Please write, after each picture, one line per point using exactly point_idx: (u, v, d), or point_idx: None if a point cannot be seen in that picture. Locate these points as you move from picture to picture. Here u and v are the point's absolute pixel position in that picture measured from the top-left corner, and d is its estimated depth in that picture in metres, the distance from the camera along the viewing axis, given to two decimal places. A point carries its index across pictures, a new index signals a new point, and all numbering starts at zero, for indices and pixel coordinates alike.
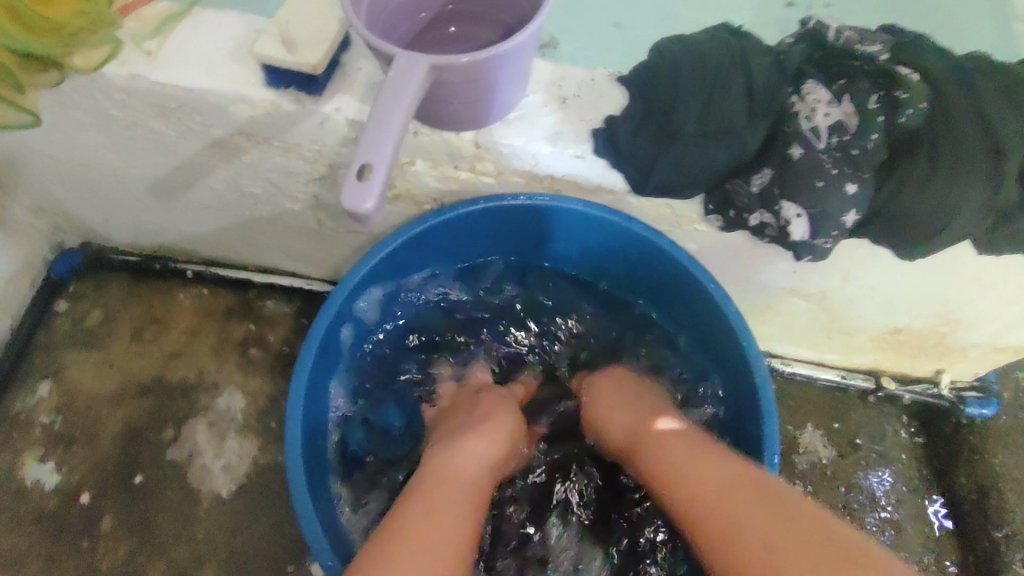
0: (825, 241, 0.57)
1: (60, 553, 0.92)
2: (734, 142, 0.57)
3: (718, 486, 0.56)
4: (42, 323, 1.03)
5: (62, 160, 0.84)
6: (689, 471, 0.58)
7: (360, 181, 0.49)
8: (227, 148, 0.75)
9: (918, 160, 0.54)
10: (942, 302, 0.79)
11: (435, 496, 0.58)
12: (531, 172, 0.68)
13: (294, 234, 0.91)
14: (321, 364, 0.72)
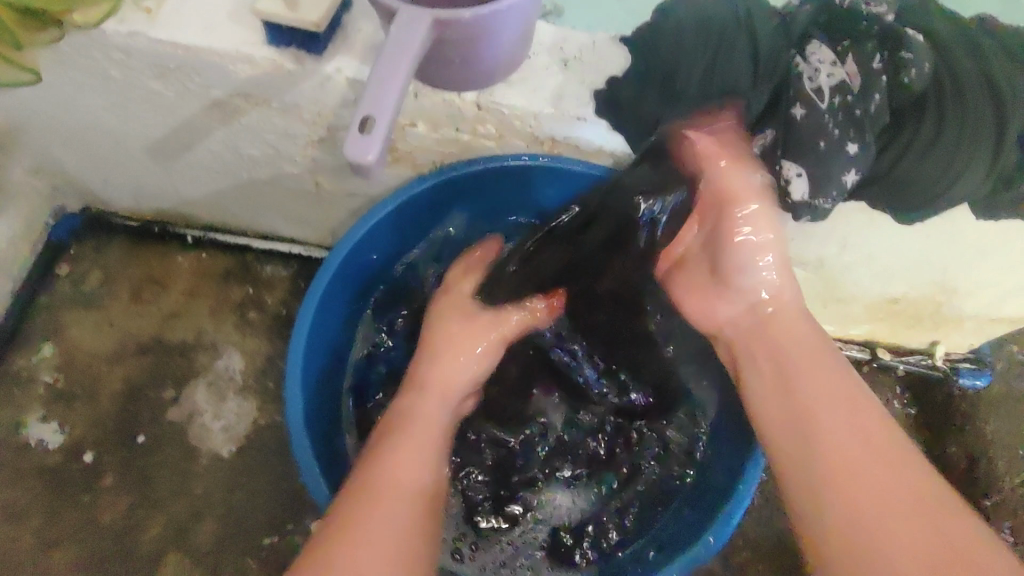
0: (825, 201, 0.56)
1: (63, 508, 0.93)
2: (738, 103, 0.58)
3: (829, 397, 0.56)
4: (42, 285, 1.04)
5: (59, 119, 0.84)
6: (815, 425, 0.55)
7: (362, 134, 0.49)
8: (227, 109, 0.75)
9: (925, 121, 0.54)
10: (939, 270, 0.79)
11: (374, 494, 0.55)
12: (533, 134, 0.69)
13: (294, 197, 0.91)
14: (324, 324, 0.73)
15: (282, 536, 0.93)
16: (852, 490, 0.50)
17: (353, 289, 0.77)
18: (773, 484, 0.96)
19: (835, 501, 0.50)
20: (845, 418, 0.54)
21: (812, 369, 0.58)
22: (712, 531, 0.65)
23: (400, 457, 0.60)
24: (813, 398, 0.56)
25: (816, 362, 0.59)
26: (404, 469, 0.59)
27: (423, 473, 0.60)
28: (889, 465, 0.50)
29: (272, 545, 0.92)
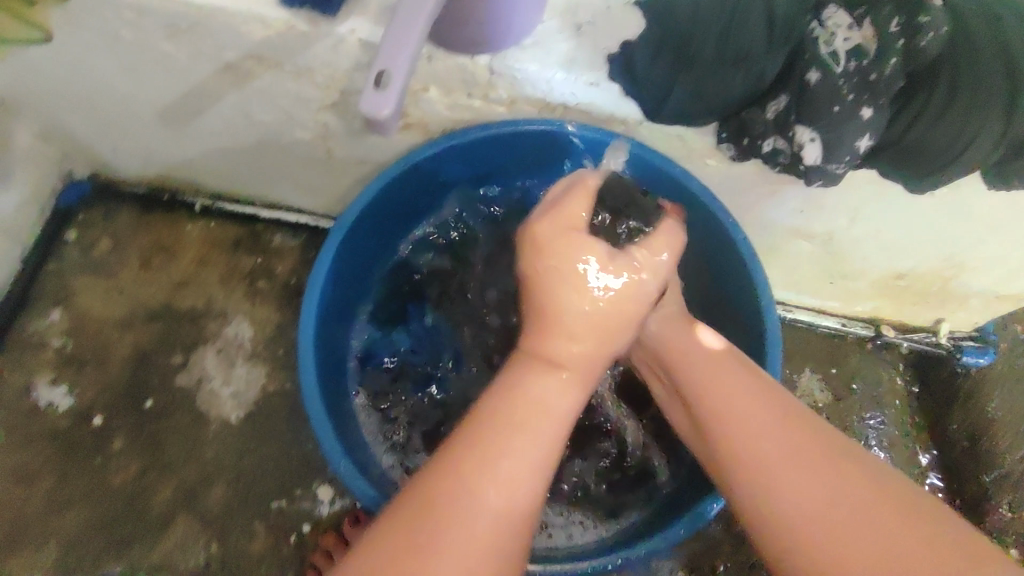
0: (837, 166, 0.58)
1: (75, 470, 0.95)
2: (751, 69, 0.57)
3: (739, 408, 0.55)
4: (52, 251, 1.04)
5: (70, 82, 0.83)
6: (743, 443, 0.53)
7: (378, 90, 0.49)
8: (239, 73, 0.75)
9: (937, 88, 0.54)
10: (948, 244, 0.79)
11: (447, 508, 0.46)
12: (544, 100, 0.69)
13: (304, 164, 0.91)
14: (335, 286, 0.74)
15: (290, 501, 0.94)
16: (784, 495, 0.49)
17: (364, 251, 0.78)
18: None
19: (771, 507, 0.49)
20: (767, 420, 0.54)
21: (719, 376, 0.59)
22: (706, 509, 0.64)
23: (509, 446, 0.49)
24: (728, 410, 0.56)
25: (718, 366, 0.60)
26: (512, 465, 0.48)
27: (539, 457, 0.50)
28: (813, 460, 0.50)
29: (281, 510, 0.94)
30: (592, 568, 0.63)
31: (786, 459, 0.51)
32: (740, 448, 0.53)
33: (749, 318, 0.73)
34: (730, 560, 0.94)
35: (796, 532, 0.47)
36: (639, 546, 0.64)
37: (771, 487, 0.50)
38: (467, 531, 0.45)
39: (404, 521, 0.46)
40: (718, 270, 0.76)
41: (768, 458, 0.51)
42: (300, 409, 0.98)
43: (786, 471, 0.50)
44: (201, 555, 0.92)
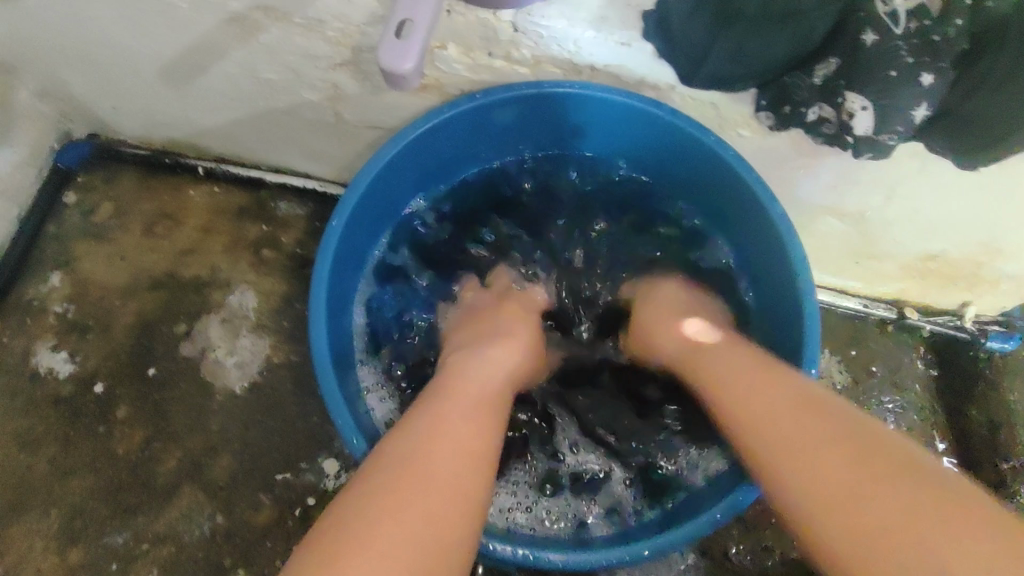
0: (889, 137, 0.55)
1: (77, 438, 0.93)
2: (801, 26, 0.51)
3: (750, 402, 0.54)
4: (51, 214, 1.01)
5: (66, 33, 0.78)
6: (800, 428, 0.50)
7: (398, 40, 0.46)
8: (246, 25, 0.69)
9: (1002, 56, 0.48)
10: (987, 225, 0.75)
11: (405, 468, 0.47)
12: (572, 61, 0.64)
13: (313, 128, 0.87)
14: (345, 255, 0.71)
15: (296, 474, 0.92)
16: (803, 474, 0.47)
17: (376, 217, 0.75)
18: None
19: (792, 496, 0.47)
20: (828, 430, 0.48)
21: (734, 377, 0.57)
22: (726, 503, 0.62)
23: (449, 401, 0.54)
24: (740, 400, 0.55)
25: (743, 360, 0.59)
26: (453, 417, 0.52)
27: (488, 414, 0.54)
28: (834, 445, 0.47)
29: (286, 483, 0.92)
30: (619, 560, 0.60)
31: (805, 435, 0.49)
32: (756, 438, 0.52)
33: (783, 298, 0.70)
34: (742, 543, 0.92)
35: (811, 514, 0.46)
36: (669, 534, 0.62)
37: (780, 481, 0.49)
38: (434, 473, 0.46)
39: (369, 474, 0.47)
40: (755, 243, 0.72)
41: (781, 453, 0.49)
42: (306, 381, 0.95)
43: (800, 449, 0.48)
44: (206, 526, 0.90)
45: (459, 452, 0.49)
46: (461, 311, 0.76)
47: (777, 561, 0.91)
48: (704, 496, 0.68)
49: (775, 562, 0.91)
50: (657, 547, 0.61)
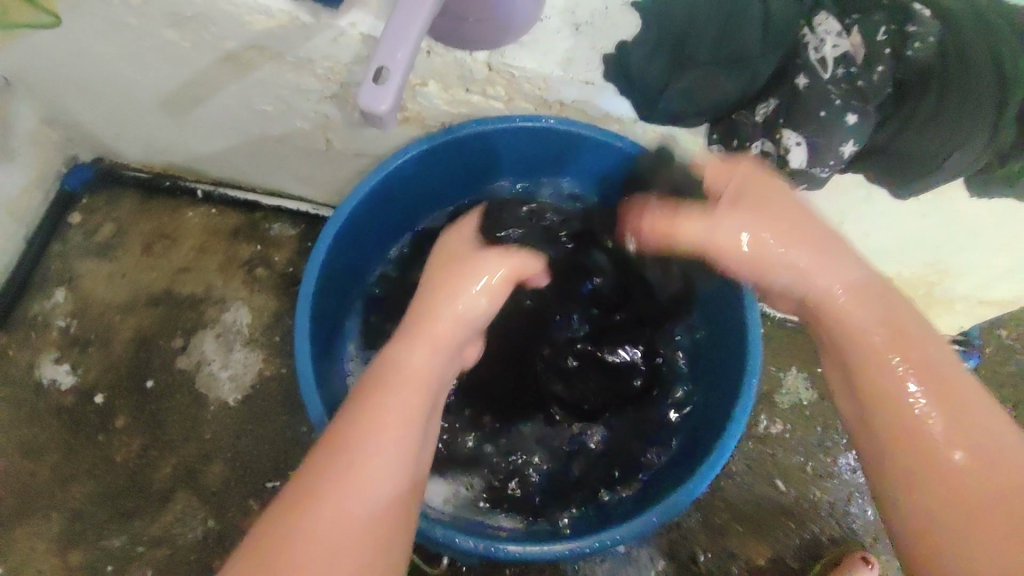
0: (821, 170, 0.59)
1: (77, 447, 0.97)
2: (745, 72, 0.58)
3: (931, 369, 0.50)
4: (56, 233, 1.06)
5: (76, 66, 0.84)
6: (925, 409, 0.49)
7: (376, 85, 0.51)
8: (241, 62, 0.74)
9: (925, 97, 0.55)
10: (935, 249, 0.80)
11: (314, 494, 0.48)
12: (542, 98, 0.70)
13: (303, 154, 0.92)
14: (329, 277, 0.76)
15: (284, 481, 0.96)
16: (985, 458, 0.47)
17: (360, 240, 0.81)
18: (756, 452, 0.99)
19: (914, 479, 0.48)
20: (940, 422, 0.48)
21: (928, 346, 0.51)
22: (656, 513, 0.63)
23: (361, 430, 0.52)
24: (860, 333, 0.53)
25: (933, 352, 0.51)
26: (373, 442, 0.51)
27: (412, 420, 0.54)
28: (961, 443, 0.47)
29: (276, 489, 0.96)
30: (572, 550, 0.62)
31: (943, 420, 0.48)
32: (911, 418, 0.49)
33: (732, 332, 0.72)
34: (709, 549, 0.95)
35: (929, 506, 0.47)
36: (614, 530, 0.63)
37: (934, 457, 0.48)
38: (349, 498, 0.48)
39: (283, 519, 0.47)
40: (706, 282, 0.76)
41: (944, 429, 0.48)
42: (295, 392, 1.00)
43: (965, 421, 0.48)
44: (198, 531, 0.94)
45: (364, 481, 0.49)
46: (441, 249, 0.72)
47: (741, 566, 0.95)
48: (639, 506, 0.71)
49: (740, 568, 0.95)
50: (601, 542, 0.62)
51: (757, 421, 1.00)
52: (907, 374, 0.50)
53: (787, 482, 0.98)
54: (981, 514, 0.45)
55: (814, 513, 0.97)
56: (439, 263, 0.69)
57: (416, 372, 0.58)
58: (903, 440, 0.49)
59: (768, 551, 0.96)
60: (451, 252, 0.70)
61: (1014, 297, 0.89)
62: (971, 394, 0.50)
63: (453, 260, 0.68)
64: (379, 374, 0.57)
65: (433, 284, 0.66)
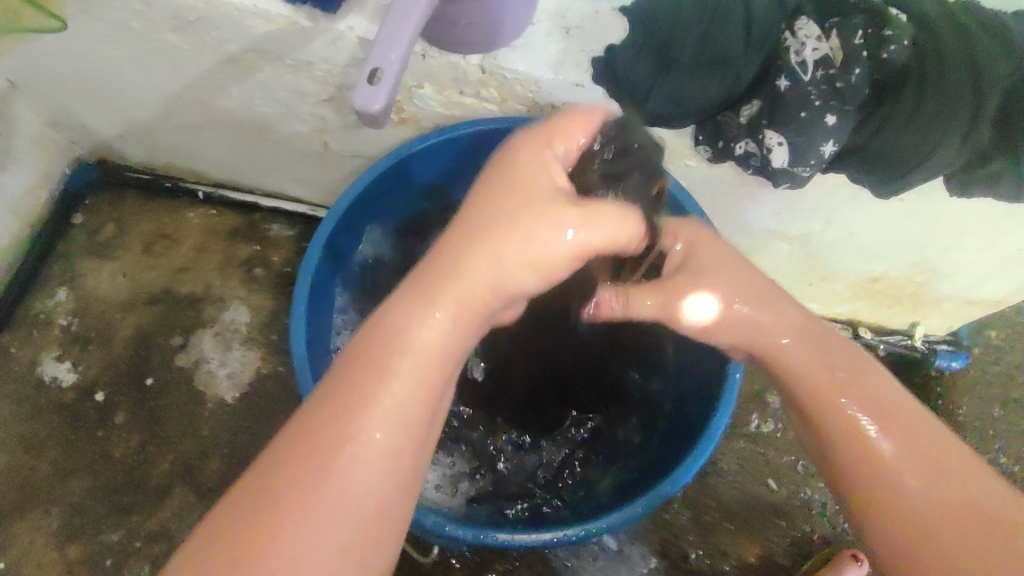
0: (803, 169, 0.61)
1: (76, 442, 0.98)
2: (728, 74, 0.60)
3: (866, 391, 0.52)
4: (58, 233, 1.08)
5: (80, 69, 0.86)
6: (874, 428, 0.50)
7: (371, 85, 0.52)
8: (241, 65, 0.76)
9: (903, 99, 0.57)
10: (920, 249, 0.82)
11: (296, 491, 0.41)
12: (533, 101, 0.72)
13: (302, 156, 0.94)
14: (325, 273, 0.78)
15: None
16: (933, 456, 0.48)
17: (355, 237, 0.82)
18: (747, 450, 1.01)
19: (888, 501, 0.48)
20: (891, 436, 0.49)
21: (861, 370, 0.53)
22: (641, 503, 0.65)
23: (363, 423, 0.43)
24: (803, 370, 0.54)
25: (868, 374, 0.53)
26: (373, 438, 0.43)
27: (424, 411, 0.45)
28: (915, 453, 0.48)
29: None
30: (560, 539, 0.64)
31: (895, 437, 0.49)
32: (864, 439, 0.50)
33: None
34: (701, 546, 0.97)
35: (908, 525, 0.47)
36: (599, 519, 0.64)
37: (896, 474, 0.48)
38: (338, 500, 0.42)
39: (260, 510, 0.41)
40: None
41: (892, 445, 0.49)
42: (293, 390, 1.01)
43: (912, 436, 0.49)
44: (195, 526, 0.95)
45: (358, 488, 0.42)
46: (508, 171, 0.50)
47: (732, 563, 0.96)
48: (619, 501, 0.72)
49: (731, 565, 0.96)
50: (586, 531, 0.64)
51: (748, 420, 1.01)
52: (848, 400, 0.51)
53: (778, 480, 0.99)
54: (957, 519, 0.45)
55: (804, 511, 0.99)
56: (506, 191, 0.49)
57: (443, 349, 0.46)
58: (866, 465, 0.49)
59: (758, 549, 0.97)
60: (514, 189, 0.49)
61: (1000, 297, 0.91)
62: (906, 405, 0.51)
63: (520, 195, 0.48)
64: (397, 343, 0.45)
65: (499, 219, 0.48)
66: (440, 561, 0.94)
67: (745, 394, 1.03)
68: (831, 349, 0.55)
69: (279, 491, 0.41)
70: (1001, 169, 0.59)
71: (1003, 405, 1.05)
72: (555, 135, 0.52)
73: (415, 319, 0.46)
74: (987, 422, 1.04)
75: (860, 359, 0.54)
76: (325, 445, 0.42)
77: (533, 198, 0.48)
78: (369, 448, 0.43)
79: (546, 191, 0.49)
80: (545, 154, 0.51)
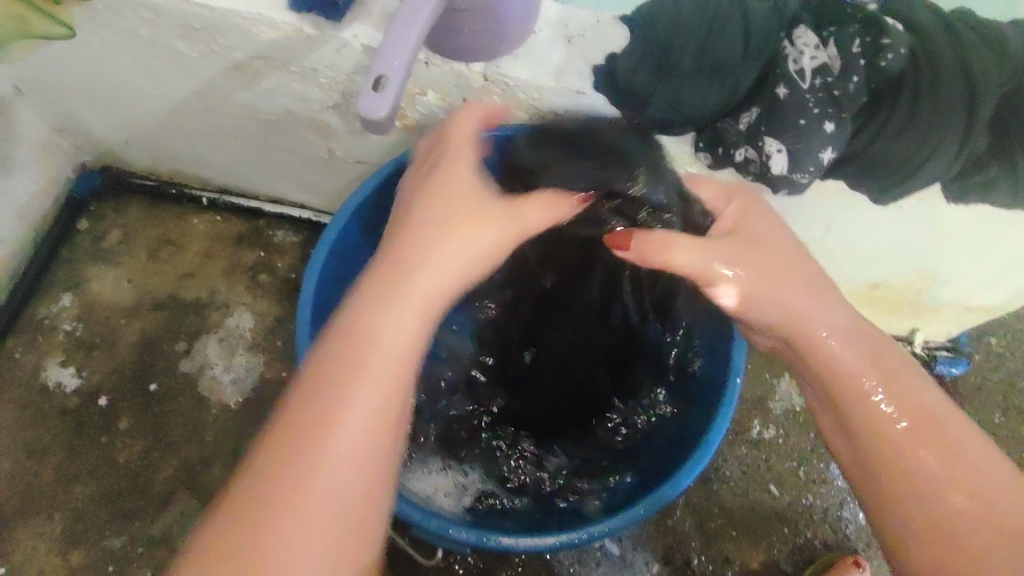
0: (802, 175, 0.62)
1: (80, 447, 0.99)
2: (726, 82, 0.60)
3: (919, 409, 0.54)
4: (64, 239, 1.09)
5: (88, 77, 0.87)
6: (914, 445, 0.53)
7: (375, 93, 0.53)
8: (247, 72, 0.77)
9: (896, 108, 0.58)
10: (920, 256, 0.83)
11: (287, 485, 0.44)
12: (536, 108, 0.72)
13: (307, 162, 0.95)
14: (330, 277, 0.79)
15: None
16: (975, 481, 0.51)
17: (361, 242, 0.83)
18: (750, 457, 1.01)
19: (914, 515, 0.51)
20: (930, 452, 0.52)
21: (907, 381, 0.56)
22: (642, 505, 0.65)
23: (343, 415, 0.46)
24: (847, 375, 0.56)
25: (915, 387, 0.56)
26: (354, 429, 0.46)
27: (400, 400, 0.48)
28: (953, 473, 0.51)
29: None
30: (562, 543, 0.64)
31: (934, 453, 0.52)
32: (903, 454, 0.53)
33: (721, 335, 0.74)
34: (704, 552, 0.97)
35: (938, 538, 0.50)
36: (600, 523, 0.64)
37: (932, 490, 0.51)
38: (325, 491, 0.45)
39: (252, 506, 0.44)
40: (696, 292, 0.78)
41: (940, 467, 0.52)
42: None
43: (968, 468, 0.51)
44: None
45: (346, 473, 0.45)
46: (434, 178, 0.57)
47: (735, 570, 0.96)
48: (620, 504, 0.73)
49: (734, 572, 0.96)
50: (587, 535, 0.64)
51: (750, 426, 1.02)
52: (895, 413, 0.54)
53: (780, 487, 1.00)
54: (988, 539, 0.49)
55: (807, 518, 0.99)
56: (432, 197, 0.55)
57: (406, 342, 0.50)
58: (902, 478, 0.53)
59: (761, 556, 0.97)
60: (443, 192, 0.55)
61: (998, 303, 0.91)
62: (951, 420, 0.54)
63: (449, 198, 0.54)
64: (366, 342, 0.49)
65: (427, 221, 0.54)
66: (443, 566, 0.94)
67: (747, 401, 1.03)
68: (883, 357, 0.57)
69: (268, 485, 0.44)
70: (996, 176, 0.61)
71: (1004, 412, 1.05)
72: (461, 133, 0.58)
73: (382, 317, 0.50)
74: (988, 428, 1.04)
75: (906, 368, 0.57)
76: (306, 439, 0.45)
77: (456, 199, 0.55)
78: (351, 438, 0.46)
79: (473, 193, 0.55)
80: (461, 154, 0.57)
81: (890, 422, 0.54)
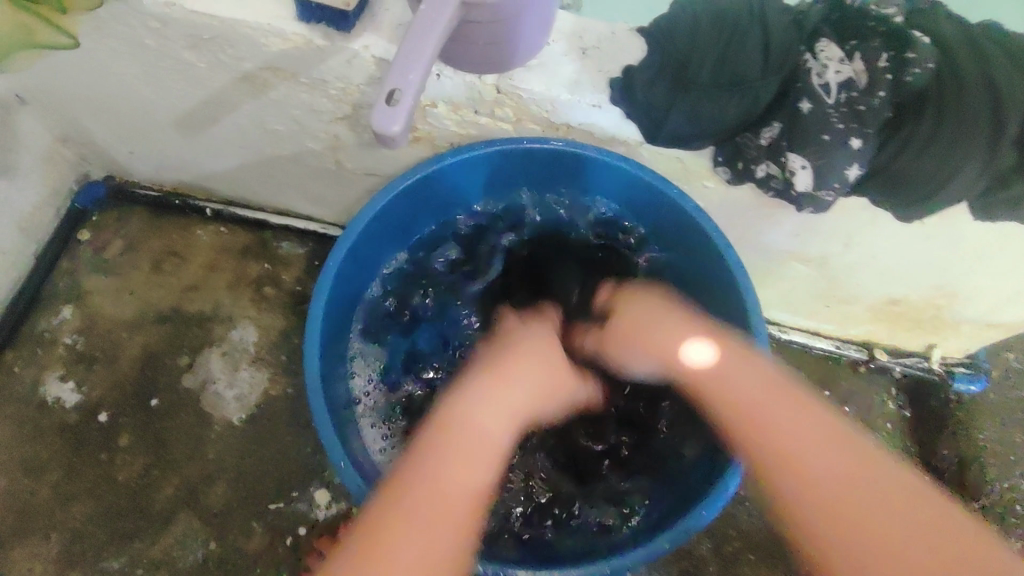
0: (828, 193, 0.59)
1: (79, 464, 0.97)
2: (747, 95, 0.59)
3: (783, 433, 0.51)
4: (66, 250, 1.07)
5: (93, 87, 0.85)
6: (808, 458, 0.50)
7: (388, 107, 0.52)
8: (256, 83, 0.76)
9: (922, 122, 0.56)
10: (941, 273, 0.81)
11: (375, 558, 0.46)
12: (549, 120, 0.71)
13: (314, 174, 0.94)
14: (338, 294, 0.77)
15: (287, 503, 0.96)
16: (865, 483, 0.47)
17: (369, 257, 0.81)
18: None
19: (827, 543, 0.46)
20: (822, 458, 0.49)
21: (775, 399, 0.54)
22: (666, 538, 0.64)
23: (422, 503, 0.48)
24: (752, 404, 0.54)
25: (784, 399, 0.54)
26: (437, 518, 0.48)
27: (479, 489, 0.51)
28: (846, 481, 0.48)
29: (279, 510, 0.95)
30: None
31: (829, 462, 0.49)
32: (796, 475, 0.49)
33: None
34: None
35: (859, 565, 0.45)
36: (626, 555, 0.63)
37: (827, 505, 0.47)
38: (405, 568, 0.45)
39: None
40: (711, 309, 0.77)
41: (828, 474, 0.48)
42: (302, 412, 1.00)
43: (838, 467, 0.49)
44: (199, 553, 0.93)
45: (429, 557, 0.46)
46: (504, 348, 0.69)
47: None
48: (641, 534, 0.71)
49: None
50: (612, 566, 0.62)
51: None
52: (779, 438, 0.51)
53: None
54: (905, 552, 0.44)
55: None
56: (509, 349, 0.68)
57: (491, 440, 0.55)
58: (806, 505, 0.48)
59: None
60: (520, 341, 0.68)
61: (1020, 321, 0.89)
62: (833, 424, 0.52)
63: (531, 346, 0.67)
64: (449, 435, 0.53)
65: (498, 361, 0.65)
66: None
67: None
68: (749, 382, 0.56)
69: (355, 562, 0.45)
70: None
71: None
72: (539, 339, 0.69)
73: (468, 413, 0.56)
74: (1008, 448, 1.01)
75: (782, 383, 0.55)
76: (393, 523, 0.47)
77: (543, 344, 0.68)
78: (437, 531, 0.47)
79: (551, 347, 0.69)
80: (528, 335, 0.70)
81: (783, 443, 0.51)
